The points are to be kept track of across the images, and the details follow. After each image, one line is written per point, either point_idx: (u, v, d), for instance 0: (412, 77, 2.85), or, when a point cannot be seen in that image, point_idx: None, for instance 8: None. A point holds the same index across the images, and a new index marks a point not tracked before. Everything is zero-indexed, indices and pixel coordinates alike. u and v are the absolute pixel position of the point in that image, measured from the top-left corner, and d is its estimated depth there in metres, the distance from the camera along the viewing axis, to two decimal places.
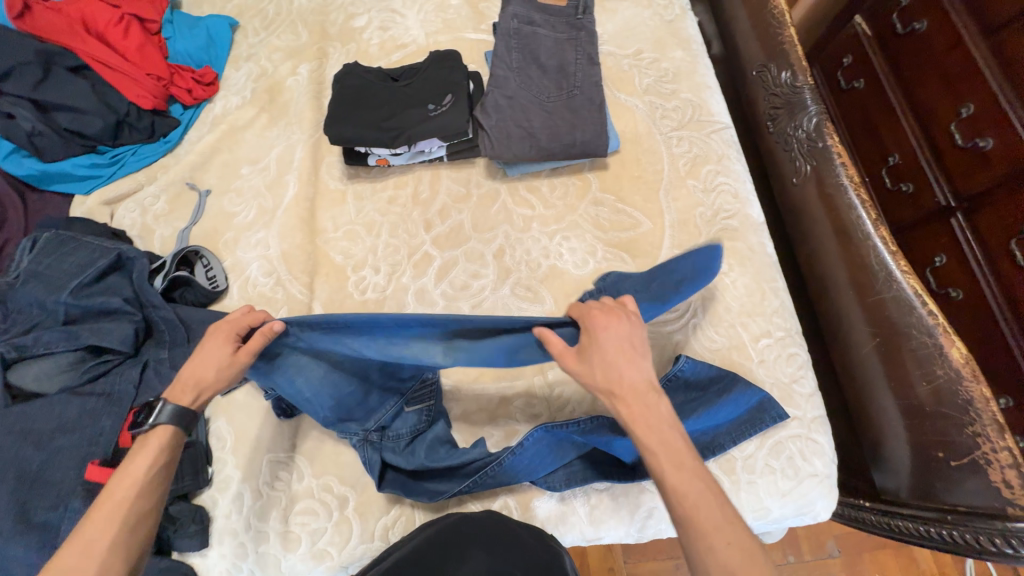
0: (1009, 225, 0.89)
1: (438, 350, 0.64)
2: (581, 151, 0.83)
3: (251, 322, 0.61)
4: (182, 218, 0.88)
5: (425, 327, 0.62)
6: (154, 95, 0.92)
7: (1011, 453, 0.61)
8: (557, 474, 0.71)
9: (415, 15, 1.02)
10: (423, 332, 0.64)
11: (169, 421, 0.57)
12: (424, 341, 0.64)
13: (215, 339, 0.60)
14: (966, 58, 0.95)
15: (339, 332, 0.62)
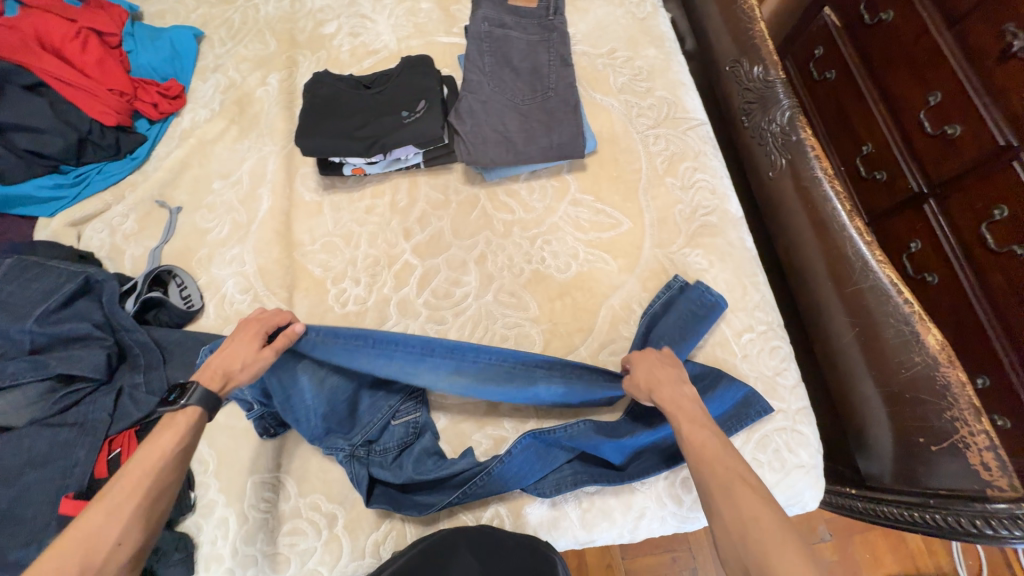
0: (979, 209, 0.90)
1: (444, 377, 0.70)
2: (559, 153, 0.82)
3: (278, 322, 0.67)
4: (153, 237, 0.85)
5: (442, 355, 0.70)
6: (117, 111, 0.89)
7: (989, 435, 0.63)
8: (547, 480, 0.70)
9: (385, 20, 1.01)
10: (435, 361, 0.70)
11: (198, 404, 0.57)
12: (436, 369, 0.70)
13: (245, 334, 0.64)
14: (932, 47, 0.97)
15: (360, 350, 0.69)
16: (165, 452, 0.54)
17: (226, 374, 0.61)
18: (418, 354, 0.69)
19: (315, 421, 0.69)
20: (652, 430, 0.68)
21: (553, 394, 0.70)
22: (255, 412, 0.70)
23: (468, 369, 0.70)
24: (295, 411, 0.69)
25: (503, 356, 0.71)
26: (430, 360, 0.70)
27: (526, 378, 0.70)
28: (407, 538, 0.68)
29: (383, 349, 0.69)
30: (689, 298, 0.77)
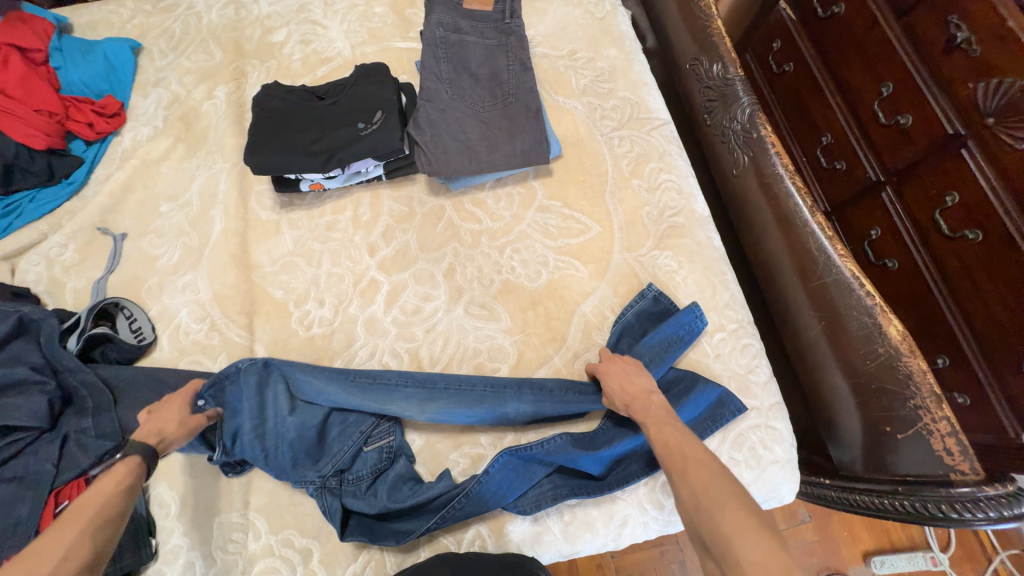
0: (933, 196, 0.93)
1: (416, 406, 0.69)
2: (522, 160, 0.80)
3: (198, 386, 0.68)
4: (97, 267, 0.80)
5: (415, 384, 0.71)
6: (47, 132, 0.83)
7: (949, 421, 0.65)
8: (527, 496, 0.69)
9: (338, 26, 0.96)
10: (408, 391, 0.70)
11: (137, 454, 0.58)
12: (408, 398, 0.69)
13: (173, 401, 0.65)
14: (883, 39, 0.99)
15: (334, 383, 0.70)
16: (111, 490, 0.53)
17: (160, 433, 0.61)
18: (392, 384, 0.70)
19: (284, 450, 0.68)
20: (630, 440, 0.69)
21: (525, 413, 0.69)
22: (218, 458, 0.66)
23: (440, 396, 0.70)
24: (266, 440, 0.68)
25: (477, 383, 0.71)
26: (403, 391, 0.70)
27: (497, 398, 0.70)
28: (386, 566, 0.66)
29: (359, 381, 0.70)
30: (679, 320, 0.75)
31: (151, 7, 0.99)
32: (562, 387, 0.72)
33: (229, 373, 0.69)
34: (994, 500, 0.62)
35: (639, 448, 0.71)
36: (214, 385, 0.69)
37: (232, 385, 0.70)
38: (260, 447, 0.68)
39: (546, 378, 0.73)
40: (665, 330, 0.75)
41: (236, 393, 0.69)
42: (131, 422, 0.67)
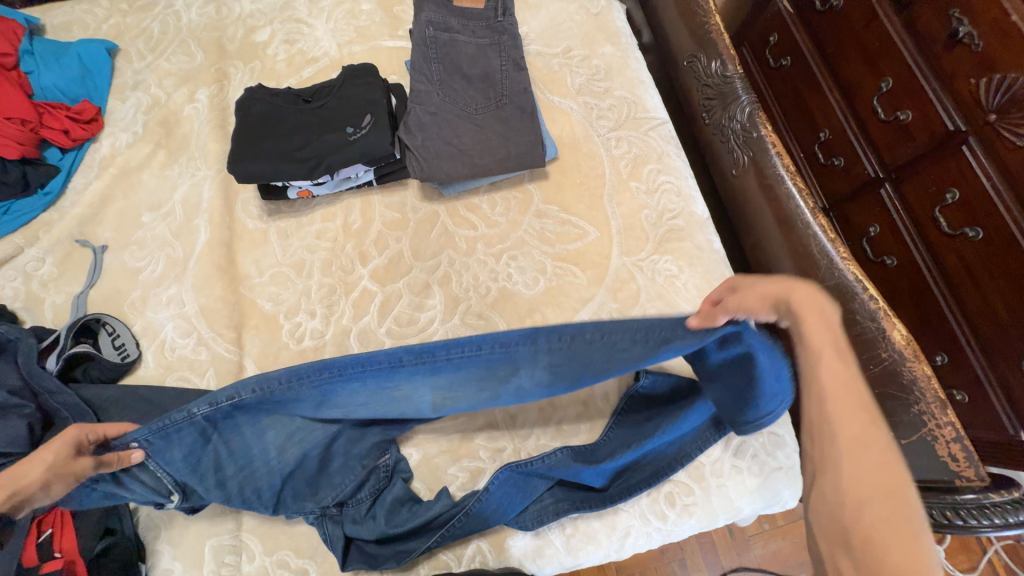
0: (934, 193, 0.92)
1: (430, 392, 0.62)
2: (517, 164, 0.78)
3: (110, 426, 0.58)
4: (77, 281, 0.77)
5: (413, 361, 0.58)
6: (20, 141, 0.79)
7: (954, 428, 0.65)
8: (528, 511, 0.68)
9: (324, 24, 0.93)
10: (409, 374, 0.59)
11: None
12: (415, 381, 0.60)
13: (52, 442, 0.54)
14: (882, 33, 0.97)
15: (323, 387, 0.58)
16: None
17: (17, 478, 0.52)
18: (388, 367, 0.58)
19: (280, 480, 0.65)
20: (633, 450, 0.67)
21: (542, 382, 0.60)
22: (172, 502, 0.61)
23: (445, 369, 0.58)
24: (257, 480, 0.63)
25: (481, 346, 0.57)
26: (403, 373, 0.58)
27: (509, 367, 0.58)
28: None
29: (350, 373, 0.58)
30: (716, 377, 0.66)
31: (127, 6, 0.95)
32: (597, 334, 0.54)
33: (175, 421, 0.56)
34: (1000, 507, 0.61)
35: (648, 458, 0.70)
36: (151, 432, 0.55)
37: (178, 433, 0.56)
38: (250, 489, 0.63)
39: (575, 333, 0.55)
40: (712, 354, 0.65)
41: (188, 441, 0.58)
42: None
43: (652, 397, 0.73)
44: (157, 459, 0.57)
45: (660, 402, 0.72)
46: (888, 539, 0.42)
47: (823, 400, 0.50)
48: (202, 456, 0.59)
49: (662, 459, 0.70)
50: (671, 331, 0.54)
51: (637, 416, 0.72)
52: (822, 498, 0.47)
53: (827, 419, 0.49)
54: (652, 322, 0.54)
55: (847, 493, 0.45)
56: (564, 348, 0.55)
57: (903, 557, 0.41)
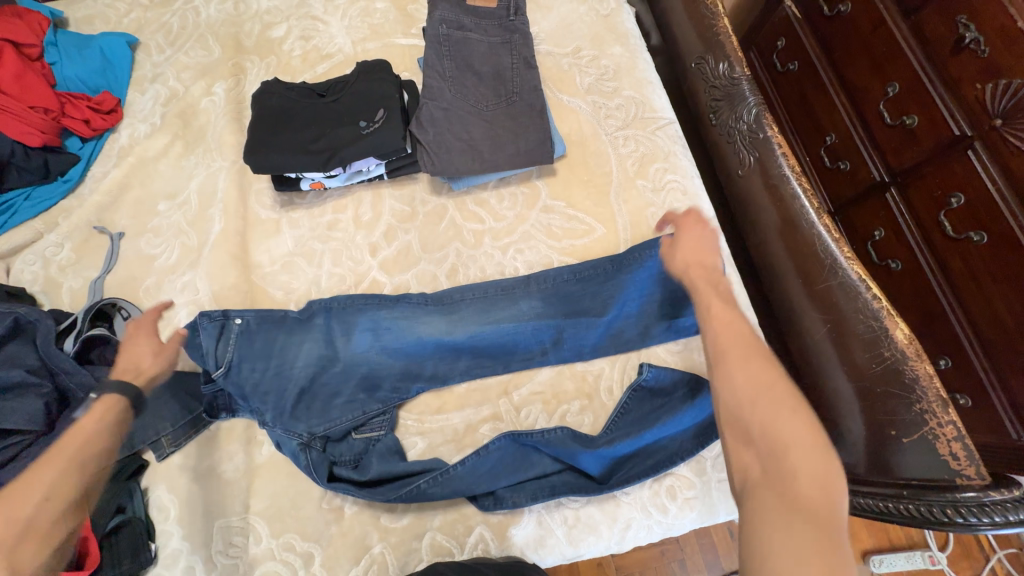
0: (938, 196, 0.93)
1: (443, 325, 0.76)
2: (526, 160, 0.79)
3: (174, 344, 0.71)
4: (94, 266, 0.79)
5: (434, 300, 0.77)
6: (43, 130, 0.81)
7: (956, 426, 0.64)
8: (523, 489, 0.70)
9: (338, 21, 0.95)
10: (430, 307, 0.77)
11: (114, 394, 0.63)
12: (435, 315, 0.76)
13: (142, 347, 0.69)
14: (889, 38, 0.98)
15: (363, 307, 0.76)
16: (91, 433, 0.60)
17: (136, 368, 0.67)
18: (415, 302, 0.77)
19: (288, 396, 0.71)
20: (632, 439, 0.69)
21: (539, 311, 0.77)
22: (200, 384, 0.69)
23: (460, 306, 0.77)
24: (272, 384, 0.71)
25: (493, 286, 0.79)
26: (427, 306, 0.77)
27: (512, 300, 0.78)
28: (388, 570, 0.66)
29: (387, 301, 0.76)
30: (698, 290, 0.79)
31: (148, 1, 0.97)
32: (572, 271, 0.79)
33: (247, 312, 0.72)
34: (1000, 505, 0.61)
35: (647, 451, 0.71)
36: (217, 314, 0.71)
37: (242, 320, 0.72)
38: (264, 388, 0.70)
39: (555, 266, 0.80)
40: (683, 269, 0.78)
41: (243, 329, 0.71)
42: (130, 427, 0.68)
43: (659, 389, 0.73)
44: (212, 339, 0.70)
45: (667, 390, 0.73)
46: (790, 440, 0.49)
47: (717, 341, 0.59)
48: (244, 344, 0.71)
49: (654, 449, 0.71)
50: (630, 257, 0.79)
51: (645, 406, 0.73)
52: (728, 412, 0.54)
53: (722, 352, 0.58)
54: (618, 255, 0.79)
55: (750, 404, 0.53)
56: (551, 279, 0.79)
57: (789, 432, 0.49)
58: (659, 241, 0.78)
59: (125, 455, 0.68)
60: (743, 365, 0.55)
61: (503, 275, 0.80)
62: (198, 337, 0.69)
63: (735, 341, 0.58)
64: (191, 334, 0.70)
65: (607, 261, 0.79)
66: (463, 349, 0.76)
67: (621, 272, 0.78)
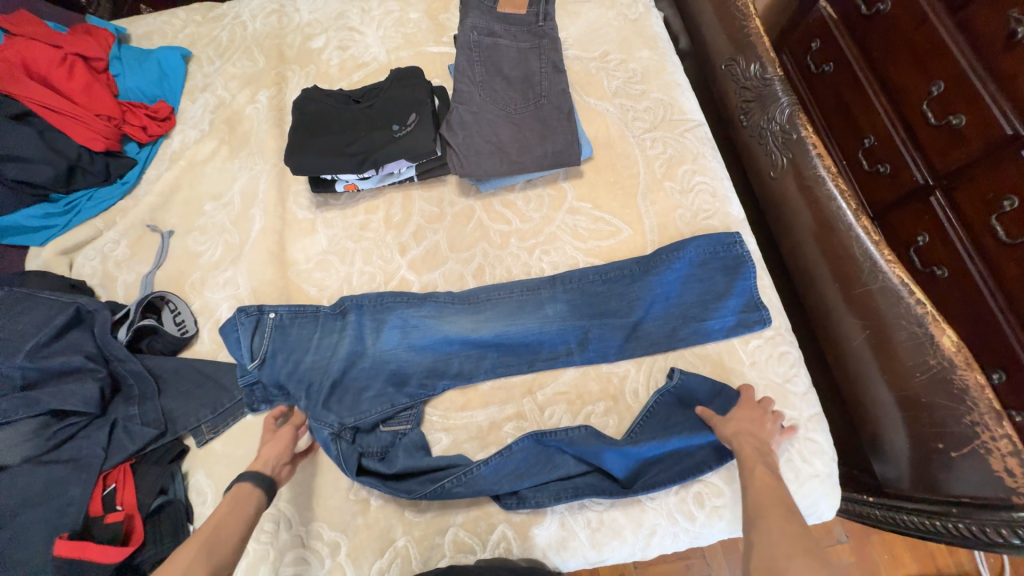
0: (988, 200, 0.88)
1: (468, 325, 0.77)
2: (553, 162, 0.80)
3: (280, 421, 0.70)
4: (146, 262, 0.84)
5: (460, 301, 0.79)
6: (105, 136, 0.88)
7: (1011, 440, 0.59)
8: (547, 489, 0.69)
9: (374, 32, 0.99)
10: (455, 307, 0.78)
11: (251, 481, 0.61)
12: (460, 315, 0.78)
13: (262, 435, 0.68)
14: (933, 35, 0.94)
15: (392, 305, 0.78)
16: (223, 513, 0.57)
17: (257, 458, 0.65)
18: (442, 302, 0.79)
19: (319, 388, 0.72)
20: (658, 443, 0.67)
21: (564, 313, 0.78)
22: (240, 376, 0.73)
23: (484, 307, 0.78)
24: (305, 377, 0.73)
25: (517, 286, 0.79)
26: (452, 307, 0.78)
27: (537, 302, 0.78)
28: (411, 564, 0.67)
29: (414, 300, 0.79)
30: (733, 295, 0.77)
31: (201, 17, 1.05)
32: (597, 275, 0.79)
33: (280, 311, 0.76)
34: None
35: (672, 459, 0.69)
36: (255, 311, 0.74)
37: (277, 319, 0.75)
38: (299, 380, 0.73)
39: (581, 267, 0.81)
40: (709, 273, 0.78)
41: (281, 326, 0.75)
42: (174, 411, 0.72)
43: (688, 397, 0.72)
44: (250, 334, 0.73)
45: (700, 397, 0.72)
46: None
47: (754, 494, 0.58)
48: (278, 340, 0.74)
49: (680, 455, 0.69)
50: (654, 260, 0.78)
51: (674, 413, 0.71)
52: (762, 564, 0.51)
53: (759, 509, 0.56)
54: (646, 257, 0.79)
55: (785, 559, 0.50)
56: (576, 282, 0.79)
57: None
58: (688, 243, 0.78)
59: (169, 438, 0.71)
60: (783, 524, 0.54)
61: (528, 276, 0.81)
62: (239, 333, 0.73)
63: (781, 504, 0.57)
64: (233, 327, 0.73)
65: (632, 264, 0.79)
66: (488, 347, 0.77)
67: (645, 273, 0.78)
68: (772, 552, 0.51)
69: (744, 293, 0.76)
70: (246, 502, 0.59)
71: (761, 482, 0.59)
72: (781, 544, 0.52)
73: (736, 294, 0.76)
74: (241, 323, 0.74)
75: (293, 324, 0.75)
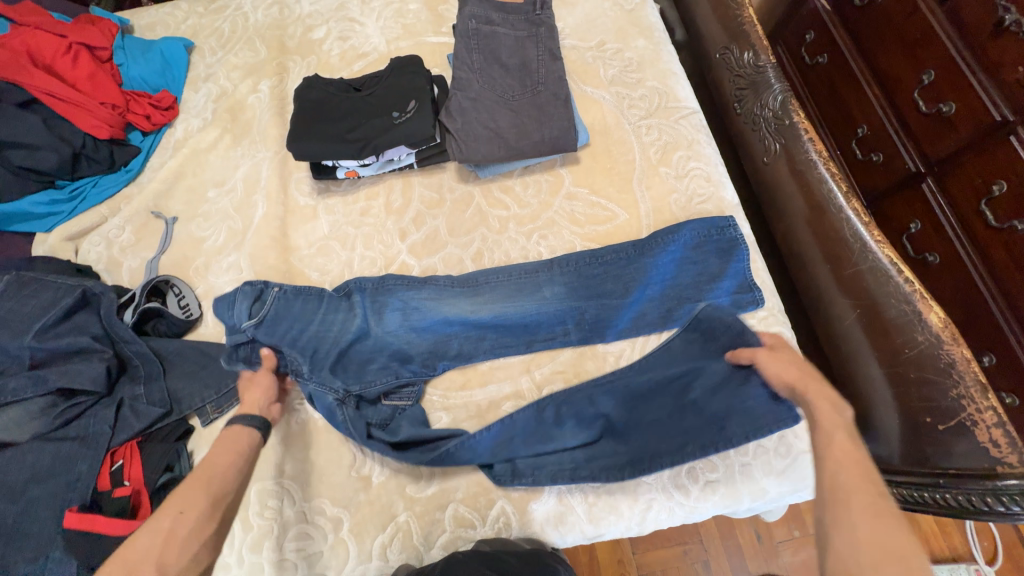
0: (977, 185, 0.90)
1: (468, 306, 0.79)
2: (551, 147, 0.82)
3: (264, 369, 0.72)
4: (150, 247, 0.86)
5: (460, 284, 0.80)
6: (110, 124, 0.89)
7: (995, 412, 0.61)
8: (544, 469, 0.70)
9: (374, 23, 1.01)
10: (456, 289, 0.80)
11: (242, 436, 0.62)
12: (459, 298, 0.79)
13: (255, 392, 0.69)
14: (924, 24, 0.96)
15: (395, 287, 0.80)
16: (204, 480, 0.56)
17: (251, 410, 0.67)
18: (442, 285, 0.80)
19: (327, 357, 0.74)
20: (660, 377, 0.71)
21: (561, 295, 0.79)
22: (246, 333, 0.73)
23: (484, 289, 0.80)
24: (314, 350, 0.74)
25: (515, 269, 0.81)
26: (451, 290, 0.80)
27: (535, 284, 0.80)
28: (412, 539, 0.68)
29: (414, 283, 0.80)
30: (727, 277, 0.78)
31: (203, 9, 1.06)
32: (593, 259, 0.81)
33: (288, 289, 0.78)
34: None
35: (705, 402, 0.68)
36: (262, 288, 0.77)
37: (284, 298, 0.77)
38: (307, 351, 0.74)
39: (578, 251, 0.82)
40: (704, 255, 0.79)
41: (289, 305, 0.77)
42: (180, 391, 0.73)
43: (714, 334, 0.71)
44: (256, 305, 0.75)
45: (725, 334, 0.70)
46: None
47: (839, 476, 0.49)
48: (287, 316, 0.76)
49: (711, 393, 0.68)
50: (648, 243, 0.80)
51: (694, 349, 0.72)
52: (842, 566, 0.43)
53: (841, 491, 0.47)
54: (642, 240, 0.81)
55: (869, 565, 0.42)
56: (572, 266, 0.81)
57: None
58: (683, 227, 0.80)
59: (174, 418, 0.72)
60: (872, 521, 0.44)
61: (526, 260, 0.82)
62: (246, 300, 0.75)
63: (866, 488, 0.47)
64: (231, 297, 0.75)
65: (626, 247, 0.81)
66: (488, 328, 0.78)
67: (640, 254, 0.80)
68: (854, 555, 0.43)
69: (736, 275, 0.78)
70: (238, 446, 0.61)
71: (841, 455, 0.50)
72: (867, 546, 0.43)
73: (728, 276, 0.78)
74: (247, 294, 0.75)
75: (302, 302, 0.77)
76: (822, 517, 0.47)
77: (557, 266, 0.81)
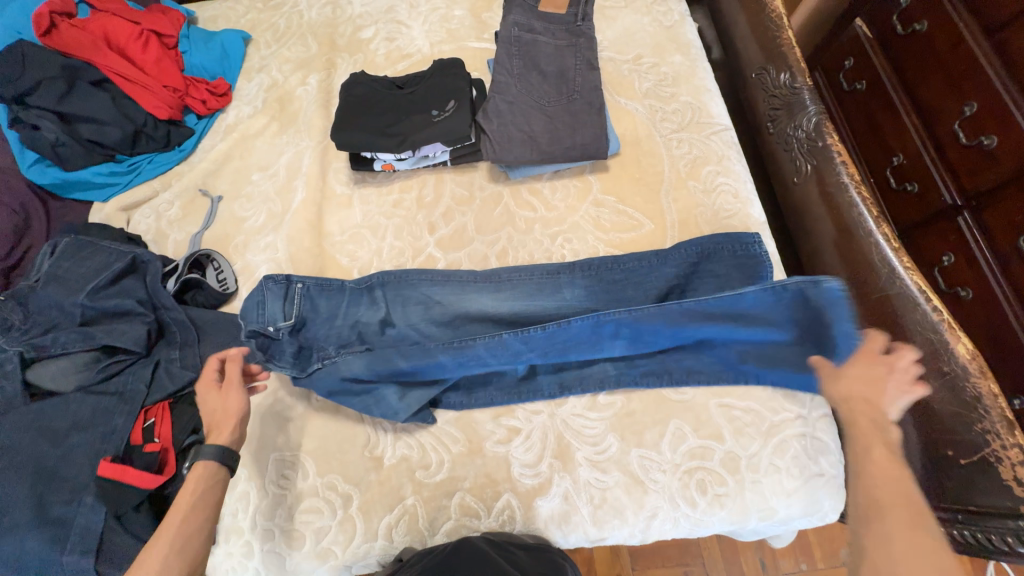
0: (1017, 221, 0.88)
1: (488, 300, 0.80)
2: (581, 154, 0.84)
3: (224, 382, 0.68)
4: (195, 223, 0.91)
5: (480, 279, 0.82)
6: (170, 105, 0.96)
7: (1022, 450, 0.59)
8: (591, 378, 0.77)
9: (420, 26, 1.05)
10: (476, 284, 0.81)
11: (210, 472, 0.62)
12: (479, 293, 0.81)
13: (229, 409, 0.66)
14: (969, 56, 0.95)
15: (417, 279, 0.81)
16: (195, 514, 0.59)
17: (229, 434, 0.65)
18: (463, 280, 0.81)
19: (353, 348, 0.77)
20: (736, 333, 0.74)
21: (581, 297, 0.80)
22: (280, 333, 0.75)
23: (504, 286, 0.81)
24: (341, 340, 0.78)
25: (536, 269, 0.83)
26: (472, 285, 0.81)
27: (555, 285, 0.81)
28: (418, 523, 0.70)
29: (437, 277, 0.82)
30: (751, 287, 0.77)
31: (262, 5, 1.13)
32: (615, 265, 0.81)
33: (311, 284, 0.79)
34: None
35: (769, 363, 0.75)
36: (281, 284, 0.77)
37: (314, 291, 0.79)
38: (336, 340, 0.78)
39: (601, 256, 0.83)
40: (728, 262, 0.78)
41: (315, 299, 0.79)
42: None
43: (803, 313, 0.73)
44: (282, 300, 0.76)
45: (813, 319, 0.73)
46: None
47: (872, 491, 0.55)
48: (317, 308, 0.78)
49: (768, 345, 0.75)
50: (671, 253, 0.80)
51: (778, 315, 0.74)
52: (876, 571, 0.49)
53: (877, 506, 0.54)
54: (667, 251, 0.81)
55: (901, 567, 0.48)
56: (594, 270, 0.82)
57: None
58: (707, 240, 0.80)
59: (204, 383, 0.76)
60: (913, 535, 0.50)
61: (549, 261, 0.84)
62: (275, 299, 0.76)
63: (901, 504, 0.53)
64: (258, 295, 0.76)
65: (649, 254, 0.81)
66: (506, 323, 0.80)
67: (664, 263, 0.80)
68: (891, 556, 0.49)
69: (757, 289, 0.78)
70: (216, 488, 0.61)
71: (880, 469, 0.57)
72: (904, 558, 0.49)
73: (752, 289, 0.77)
74: (271, 292, 0.76)
75: (329, 293, 0.79)
76: (860, 530, 0.54)
77: (579, 269, 0.82)
